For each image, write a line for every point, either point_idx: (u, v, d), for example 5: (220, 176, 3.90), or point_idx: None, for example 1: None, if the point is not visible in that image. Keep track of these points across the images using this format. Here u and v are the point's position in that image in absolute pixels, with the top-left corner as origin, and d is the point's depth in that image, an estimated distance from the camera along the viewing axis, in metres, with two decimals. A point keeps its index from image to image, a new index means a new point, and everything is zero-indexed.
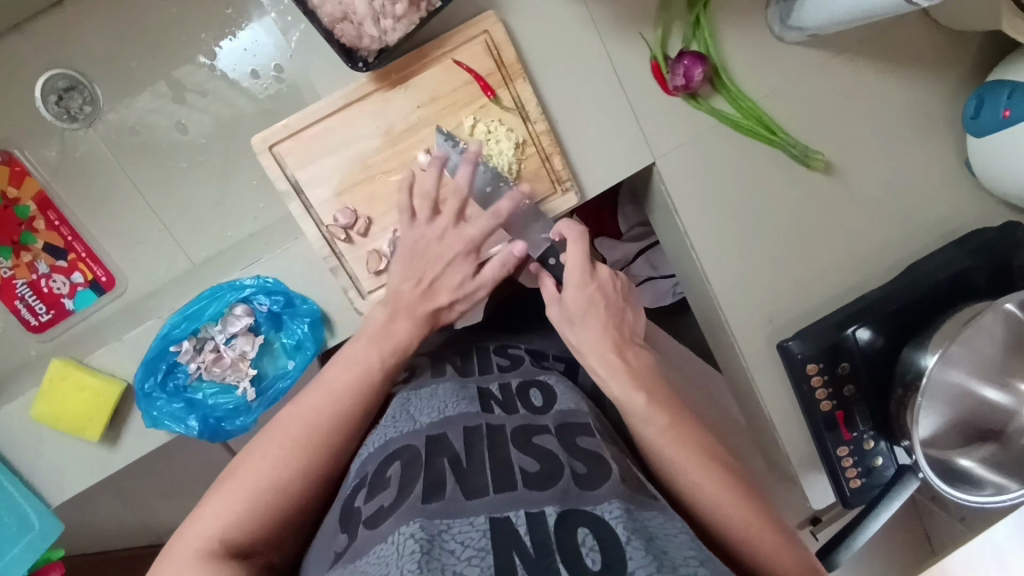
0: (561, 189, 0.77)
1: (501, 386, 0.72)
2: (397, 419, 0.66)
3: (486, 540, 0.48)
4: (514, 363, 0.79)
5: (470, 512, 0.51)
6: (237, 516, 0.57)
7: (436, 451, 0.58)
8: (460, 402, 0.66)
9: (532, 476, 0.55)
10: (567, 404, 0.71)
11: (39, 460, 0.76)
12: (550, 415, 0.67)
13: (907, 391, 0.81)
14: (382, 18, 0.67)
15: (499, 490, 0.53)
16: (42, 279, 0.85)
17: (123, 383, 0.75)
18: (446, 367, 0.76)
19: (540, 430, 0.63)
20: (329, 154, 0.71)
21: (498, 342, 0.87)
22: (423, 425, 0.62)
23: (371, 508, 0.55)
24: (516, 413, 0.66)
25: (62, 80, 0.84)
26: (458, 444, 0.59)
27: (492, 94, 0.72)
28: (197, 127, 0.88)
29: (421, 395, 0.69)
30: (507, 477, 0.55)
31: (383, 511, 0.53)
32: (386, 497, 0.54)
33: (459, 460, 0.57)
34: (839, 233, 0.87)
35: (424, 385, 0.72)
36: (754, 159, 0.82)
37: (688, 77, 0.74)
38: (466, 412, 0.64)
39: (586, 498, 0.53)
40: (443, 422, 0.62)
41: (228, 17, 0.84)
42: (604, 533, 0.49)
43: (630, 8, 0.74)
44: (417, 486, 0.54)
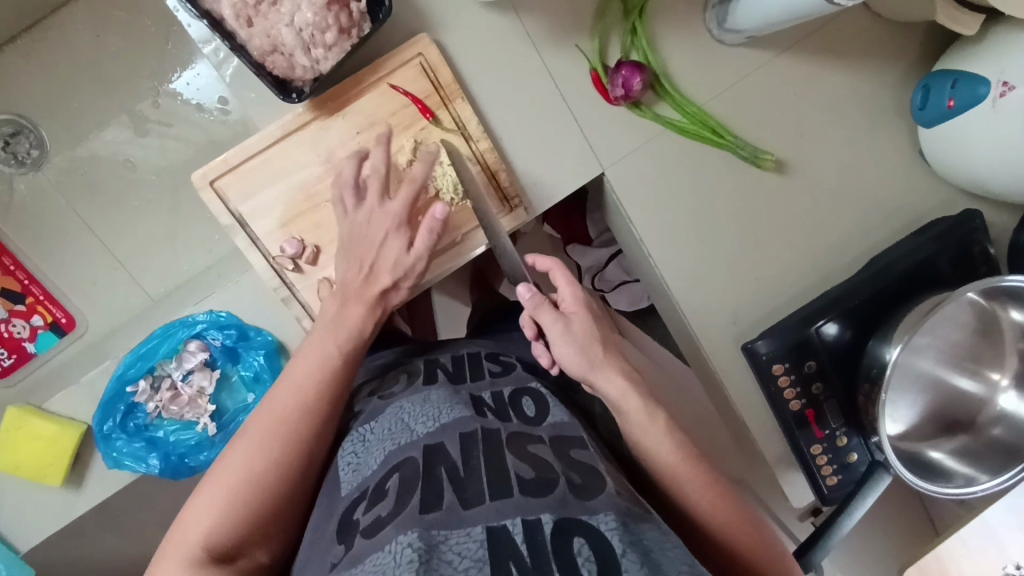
0: (510, 206, 0.77)
1: (493, 395, 0.70)
2: (392, 429, 0.63)
3: (484, 551, 0.47)
4: (507, 372, 0.77)
5: (468, 522, 0.50)
6: (217, 517, 0.56)
7: (433, 461, 0.57)
8: (454, 408, 0.64)
9: (529, 483, 0.54)
10: (560, 416, 0.69)
11: (4, 508, 0.76)
12: (543, 427, 0.66)
13: (873, 387, 0.80)
14: (312, 47, 0.66)
15: (497, 497, 0.52)
16: (0, 325, 0.81)
17: (81, 426, 0.74)
18: (438, 373, 0.74)
19: (534, 440, 0.62)
20: (271, 186, 0.71)
21: (491, 347, 0.85)
22: (418, 434, 0.61)
23: (367, 516, 0.54)
24: (510, 422, 0.65)
25: (6, 126, 0.84)
26: (455, 453, 0.58)
27: (431, 116, 0.72)
28: (147, 163, 0.88)
29: (405, 403, 0.67)
30: (505, 485, 0.54)
31: (381, 520, 0.52)
32: (384, 507, 0.53)
33: (457, 470, 0.56)
34: (798, 230, 0.86)
35: (416, 391, 0.69)
36: (704, 162, 0.82)
37: (627, 87, 0.73)
38: (461, 418, 0.62)
39: (583, 507, 0.52)
40: (440, 430, 0.60)
41: (168, 52, 0.85)
42: (599, 543, 0.48)
43: (565, 20, 0.74)
44: (415, 495, 0.53)
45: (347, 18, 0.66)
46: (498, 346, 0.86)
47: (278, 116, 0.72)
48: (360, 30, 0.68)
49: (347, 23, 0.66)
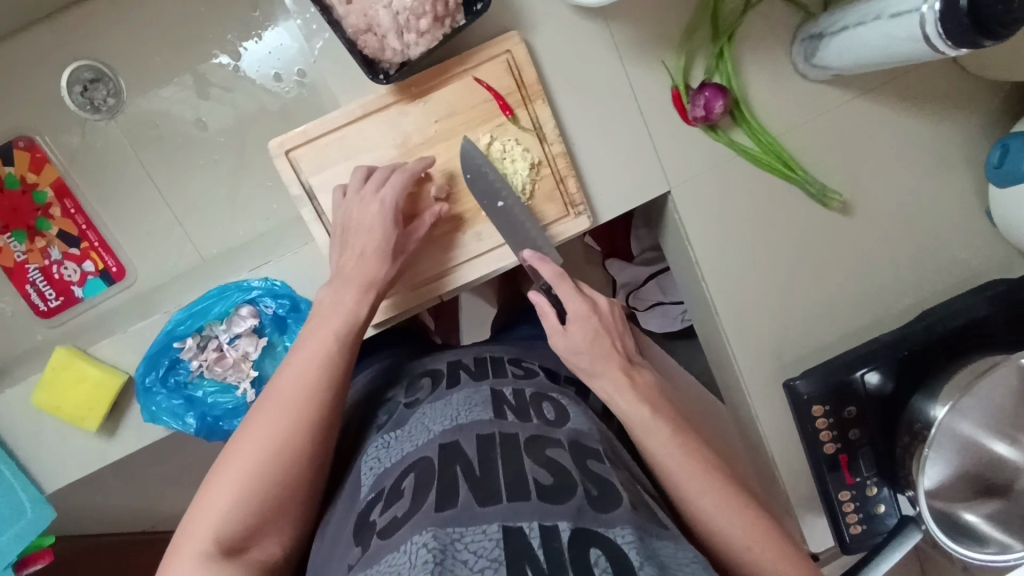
0: (574, 212, 0.76)
1: (515, 392, 0.69)
2: (412, 430, 0.63)
3: (500, 551, 0.46)
4: (530, 375, 0.76)
5: (483, 519, 0.49)
6: (231, 506, 0.55)
7: (450, 460, 0.56)
8: (474, 410, 0.64)
9: (546, 488, 0.53)
10: (580, 424, 0.67)
11: (37, 447, 0.76)
12: (563, 430, 0.64)
13: (913, 440, 0.79)
14: (405, 32, 0.67)
15: (513, 498, 0.51)
16: (54, 266, 0.86)
17: (125, 376, 0.75)
18: (460, 375, 0.74)
19: (552, 442, 0.61)
20: (344, 162, 0.72)
21: (512, 353, 0.84)
22: (436, 433, 0.60)
23: (382, 518, 0.54)
24: (530, 423, 0.63)
25: (88, 71, 0.83)
26: (471, 452, 0.57)
27: (510, 113, 0.72)
28: (217, 122, 0.86)
29: (426, 410, 0.67)
30: (520, 485, 0.53)
31: (398, 520, 0.52)
32: (400, 507, 0.53)
33: (472, 469, 0.55)
34: (853, 272, 0.86)
35: (438, 397, 0.69)
36: (771, 193, 0.81)
37: (708, 109, 0.73)
38: (479, 420, 0.61)
39: (599, 518, 0.51)
40: (455, 430, 0.60)
41: (254, 19, 0.83)
42: (616, 553, 0.47)
43: (654, 34, 0.74)
44: (430, 495, 0.52)
45: (444, 6, 0.66)
46: (521, 351, 0.85)
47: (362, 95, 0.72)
48: (455, 20, 0.68)
49: (443, 12, 0.67)
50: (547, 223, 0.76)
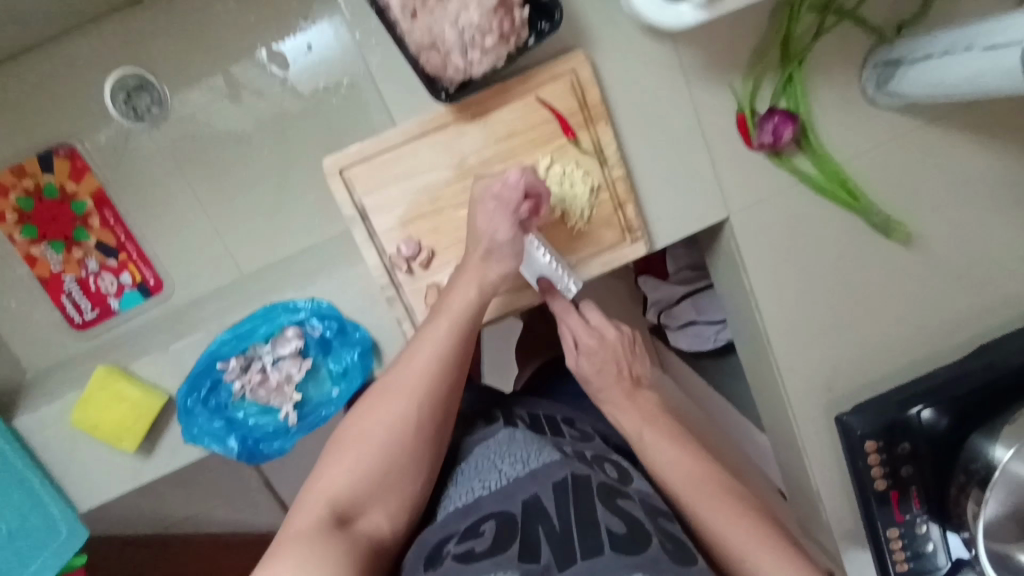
0: (631, 238, 0.74)
1: (575, 449, 0.64)
2: (484, 473, 0.59)
3: None
4: (588, 438, 0.70)
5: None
6: (350, 473, 0.55)
7: (526, 509, 0.52)
8: (543, 453, 0.59)
9: (621, 540, 0.48)
10: (645, 487, 0.61)
11: (70, 467, 0.74)
12: (630, 489, 0.58)
13: (968, 479, 0.77)
14: (470, 49, 0.64)
15: (586, 555, 0.47)
16: (90, 277, 0.84)
17: (166, 395, 0.73)
18: (519, 424, 0.69)
19: (623, 494, 0.55)
20: (399, 182, 0.69)
21: (567, 412, 0.77)
22: (510, 477, 0.56)
23: (459, 548, 0.50)
24: (598, 472, 0.58)
25: (132, 79, 0.80)
26: (547, 502, 0.52)
27: (572, 135, 0.70)
28: (260, 133, 0.83)
29: (495, 454, 0.61)
30: (592, 540, 0.48)
31: (476, 554, 0.48)
32: (481, 542, 0.49)
33: (551, 525, 0.50)
34: (911, 305, 0.83)
35: (504, 440, 0.64)
36: (831, 222, 0.79)
37: (776, 136, 0.72)
38: (548, 461, 0.57)
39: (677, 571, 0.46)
40: (530, 478, 0.55)
41: (302, 27, 0.81)
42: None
43: (721, 57, 0.72)
44: (513, 544, 0.49)
45: (511, 24, 0.64)
46: (574, 412, 0.78)
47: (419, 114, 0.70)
48: (519, 38, 0.66)
49: (508, 30, 0.64)
50: (603, 248, 0.74)
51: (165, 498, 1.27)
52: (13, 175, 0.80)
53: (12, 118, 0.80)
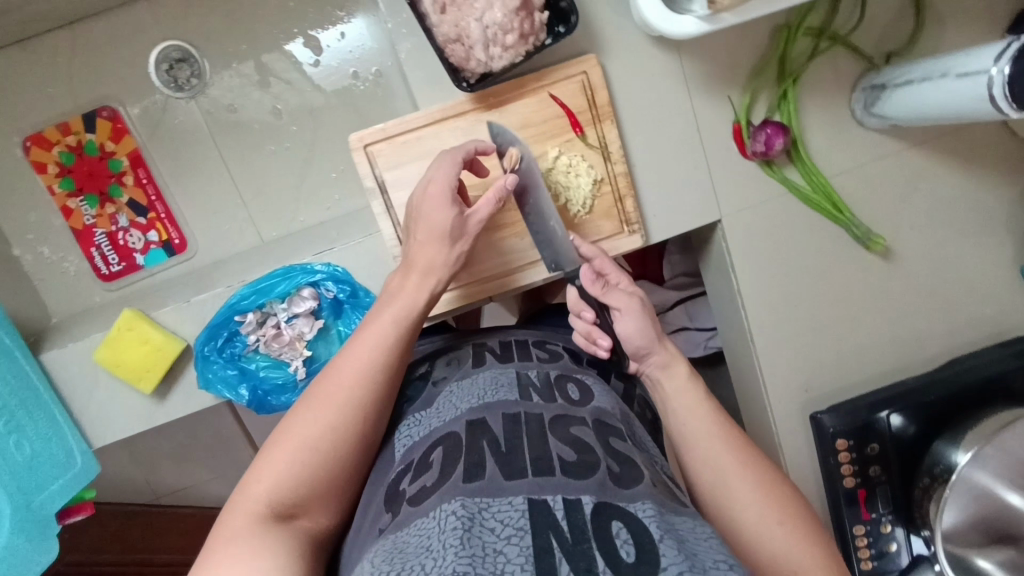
0: (629, 230, 0.79)
1: (540, 375, 0.70)
2: (441, 409, 0.65)
3: (525, 520, 0.47)
4: (556, 360, 0.76)
5: (509, 492, 0.50)
6: (284, 474, 0.57)
7: (477, 433, 0.58)
8: (500, 390, 0.65)
9: (572, 465, 0.53)
10: (603, 403, 0.67)
11: (90, 403, 0.80)
12: (586, 409, 0.64)
13: (932, 482, 0.82)
14: (491, 45, 0.70)
15: (537, 473, 0.52)
16: (120, 232, 0.89)
17: (185, 341, 0.78)
18: (487, 357, 0.75)
19: (577, 423, 0.61)
20: (417, 161, 0.75)
21: (537, 335, 0.83)
22: (467, 409, 0.62)
23: (412, 487, 0.55)
24: (555, 403, 0.64)
25: (176, 51, 0.86)
26: (497, 428, 0.58)
27: (580, 131, 0.76)
28: (290, 111, 0.89)
29: (459, 388, 0.68)
30: (543, 462, 0.53)
31: (427, 489, 0.54)
32: (430, 477, 0.55)
33: (499, 444, 0.56)
34: (888, 315, 0.88)
35: (466, 376, 0.70)
36: (817, 231, 0.84)
37: (768, 145, 0.77)
38: (506, 399, 0.63)
39: (621, 493, 0.51)
40: (484, 406, 0.61)
41: (338, 19, 0.87)
42: (639, 529, 0.47)
43: (723, 70, 0.78)
44: (459, 465, 0.54)
45: (530, 25, 0.70)
46: (544, 334, 0.84)
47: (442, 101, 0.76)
48: (537, 39, 0.72)
49: (528, 30, 0.70)
50: (602, 237, 0.79)
51: (157, 465, 1.41)
52: (59, 132, 0.86)
53: (64, 79, 0.86)
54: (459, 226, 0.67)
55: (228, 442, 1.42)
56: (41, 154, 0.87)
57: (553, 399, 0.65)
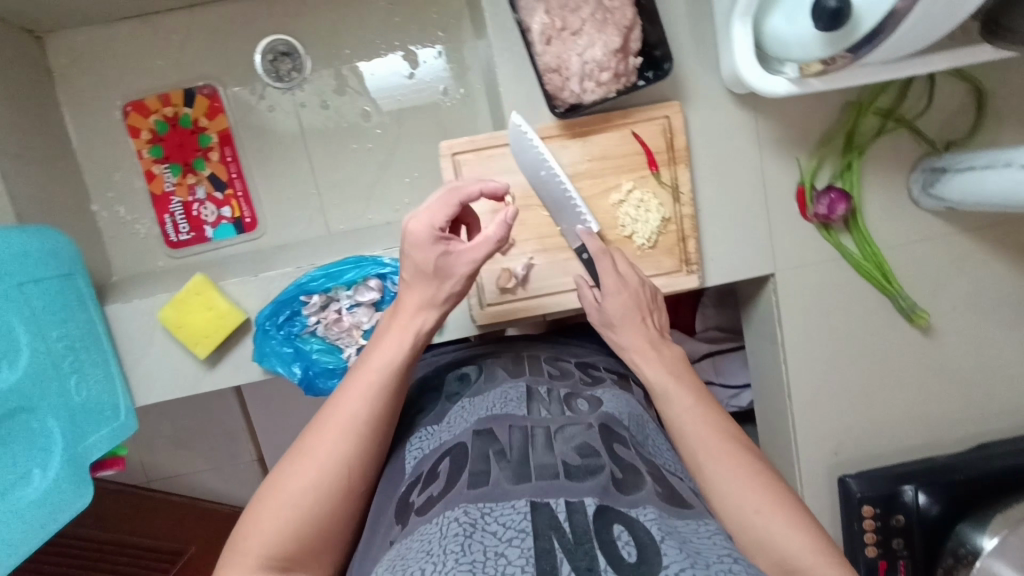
0: (687, 269, 0.83)
1: (548, 389, 0.67)
2: (450, 424, 0.63)
3: (527, 523, 0.45)
4: (566, 375, 0.74)
5: (512, 495, 0.48)
6: (277, 527, 0.53)
7: (483, 441, 0.56)
8: (508, 403, 0.63)
9: (575, 469, 0.51)
10: (614, 407, 0.65)
11: (143, 360, 0.82)
12: (595, 412, 0.62)
13: (956, 562, 0.82)
14: (587, 79, 0.75)
15: (540, 478, 0.50)
16: (195, 203, 0.93)
17: (246, 314, 0.81)
18: (497, 370, 0.73)
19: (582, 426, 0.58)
20: (498, 175, 0.80)
21: (549, 351, 0.81)
22: (477, 419, 0.60)
23: (421, 497, 0.53)
24: (561, 412, 0.61)
25: (282, 45, 0.91)
26: (503, 437, 0.56)
27: (655, 169, 0.80)
28: (378, 115, 0.94)
29: (469, 401, 0.66)
30: (546, 467, 0.51)
31: (434, 499, 0.51)
32: (437, 487, 0.53)
33: (504, 453, 0.54)
34: (924, 391, 0.90)
35: (478, 390, 0.68)
36: (864, 298, 0.88)
37: (830, 209, 0.82)
38: (512, 409, 0.61)
39: (625, 497, 0.48)
40: (490, 419, 0.59)
41: (438, 38, 0.92)
42: (640, 530, 0.44)
43: (795, 135, 0.83)
44: (464, 474, 0.52)
45: (625, 67, 0.76)
46: (552, 347, 0.82)
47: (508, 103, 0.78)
48: (629, 80, 0.77)
49: (622, 70, 0.76)
50: (661, 272, 0.83)
51: (155, 446, 1.39)
52: (159, 102, 0.91)
53: (174, 56, 0.91)
54: (445, 268, 0.64)
55: (240, 430, 1.43)
56: (138, 120, 0.91)
57: (558, 408, 0.62)
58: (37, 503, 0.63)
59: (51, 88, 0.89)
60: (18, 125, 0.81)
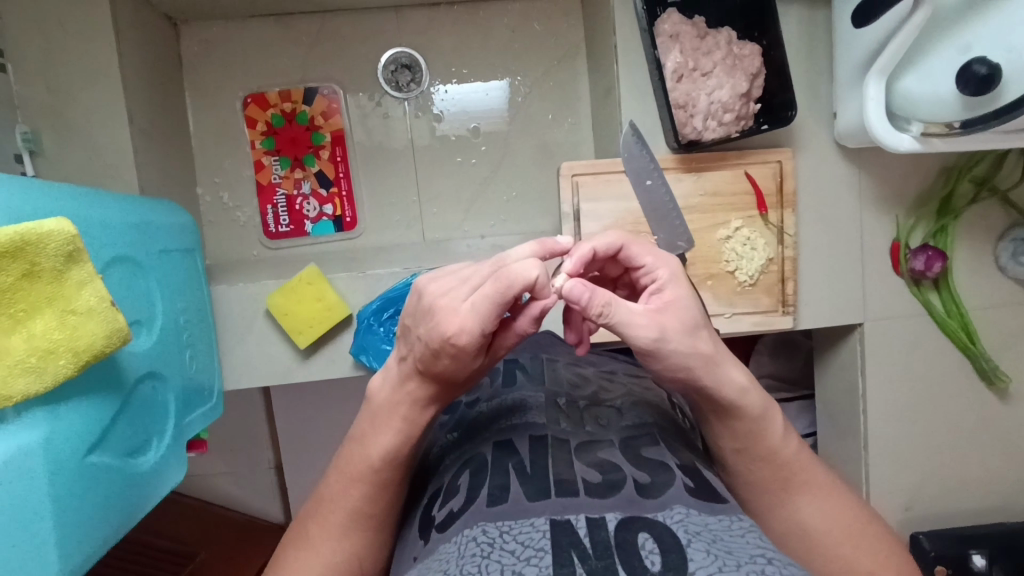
0: (783, 310, 0.85)
1: (570, 398, 0.61)
2: (469, 429, 0.58)
3: (547, 541, 0.41)
4: (586, 381, 0.66)
5: (532, 513, 0.44)
6: None
7: (502, 455, 0.51)
8: (528, 412, 0.57)
9: (596, 485, 0.47)
10: (636, 415, 0.58)
11: (239, 344, 0.81)
12: (616, 426, 0.56)
13: None
14: (710, 118, 0.79)
15: (560, 494, 0.45)
16: (300, 198, 0.95)
17: (350, 309, 0.82)
18: (517, 374, 0.66)
19: (604, 442, 0.53)
20: (611, 200, 0.83)
21: (568, 355, 0.74)
22: (493, 431, 0.55)
23: (440, 511, 0.49)
24: (582, 426, 0.56)
25: (405, 58, 0.96)
26: (523, 449, 0.52)
27: (764, 211, 0.83)
28: (486, 133, 0.98)
29: (487, 408, 0.59)
30: (567, 484, 0.47)
31: (453, 514, 0.47)
32: (458, 500, 0.48)
33: (525, 467, 0.49)
34: (996, 453, 0.91)
35: (495, 395, 0.62)
36: (945, 355, 0.89)
37: (927, 266, 0.84)
38: (533, 420, 0.55)
39: (649, 504, 0.45)
40: (510, 429, 0.55)
41: (552, 69, 0.97)
42: (664, 536, 0.41)
43: (890, 193, 0.87)
44: (483, 487, 0.48)
45: (746, 110, 0.80)
46: (570, 352, 0.75)
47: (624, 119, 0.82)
48: (747, 124, 0.81)
49: (743, 114, 0.80)
50: (757, 310, 0.85)
51: None
52: (280, 97, 0.94)
53: (300, 56, 0.95)
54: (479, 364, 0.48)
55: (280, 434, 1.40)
56: (256, 112, 0.94)
57: (579, 421, 0.56)
58: (160, 469, 0.63)
59: (179, 74, 0.92)
60: (152, 103, 0.84)
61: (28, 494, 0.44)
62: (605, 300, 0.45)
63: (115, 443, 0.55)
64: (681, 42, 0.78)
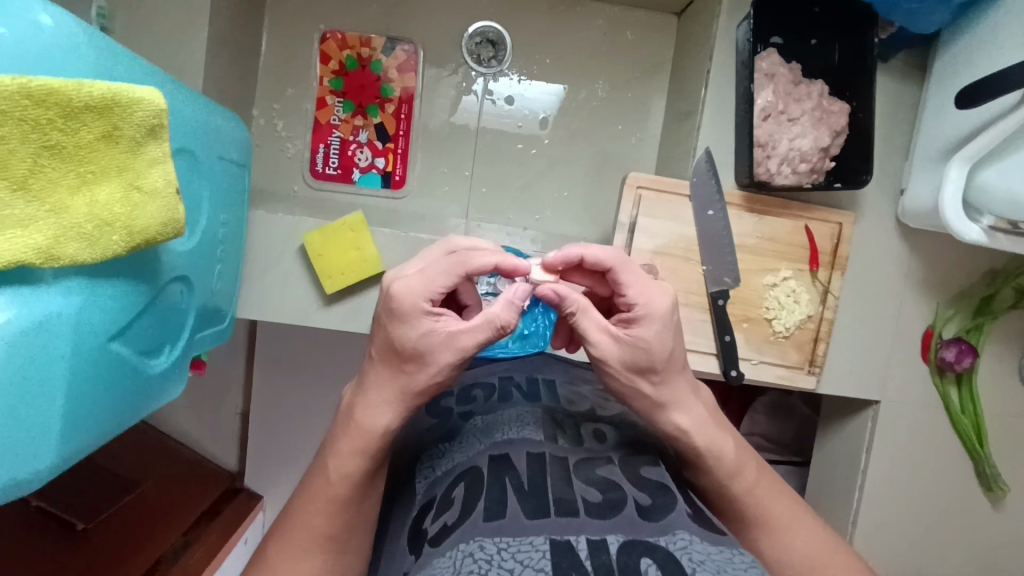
0: (808, 369, 0.85)
1: (567, 416, 0.58)
2: (465, 437, 0.54)
3: (547, 563, 0.38)
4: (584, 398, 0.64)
5: (531, 532, 0.41)
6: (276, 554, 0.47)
7: (499, 467, 0.48)
8: (525, 427, 0.54)
9: (596, 506, 0.44)
10: (633, 434, 0.56)
11: (263, 274, 0.78)
12: (613, 445, 0.54)
13: None
14: (786, 163, 0.79)
15: (560, 513, 0.43)
16: (354, 145, 0.93)
17: (382, 267, 0.79)
18: (512, 392, 0.63)
19: (601, 460, 0.51)
20: (668, 221, 0.82)
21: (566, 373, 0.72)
22: (489, 440, 0.52)
23: (434, 525, 0.46)
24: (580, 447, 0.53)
25: (491, 34, 0.94)
26: (519, 463, 0.49)
27: (815, 267, 0.84)
28: (553, 128, 0.97)
29: (483, 421, 0.56)
30: (566, 502, 0.44)
31: (447, 528, 0.44)
32: (453, 514, 0.45)
33: (522, 484, 0.46)
34: (975, 559, 0.91)
35: (492, 409, 0.59)
36: (948, 451, 0.89)
37: (957, 359, 0.83)
38: (529, 435, 0.52)
39: (649, 529, 0.42)
40: (504, 443, 0.51)
41: (632, 82, 0.97)
42: (667, 563, 0.39)
43: (932, 281, 0.87)
44: (480, 500, 0.44)
45: (821, 165, 0.80)
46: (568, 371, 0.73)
47: (699, 145, 0.82)
48: (818, 178, 0.81)
49: (817, 167, 0.80)
50: (785, 363, 0.85)
51: None
52: (357, 40, 0.92)
53: (389, 6, 0.93)
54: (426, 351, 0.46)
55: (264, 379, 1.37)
56: (332, 49, 0.92)
57: (576, 439, 0.54)
58: (166, 378, 0.59)
59: None
60: (234, 13, 0.81)
61: (37, 367, 0.41)
62: (578, 307, 0.48)
63: (133, 336, 0.51)
64: (775, 82, 0.78)
